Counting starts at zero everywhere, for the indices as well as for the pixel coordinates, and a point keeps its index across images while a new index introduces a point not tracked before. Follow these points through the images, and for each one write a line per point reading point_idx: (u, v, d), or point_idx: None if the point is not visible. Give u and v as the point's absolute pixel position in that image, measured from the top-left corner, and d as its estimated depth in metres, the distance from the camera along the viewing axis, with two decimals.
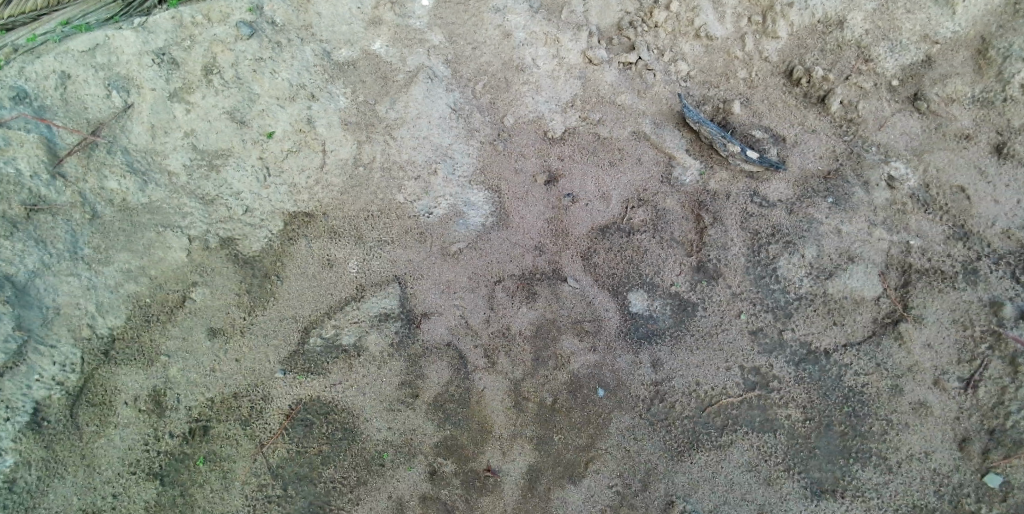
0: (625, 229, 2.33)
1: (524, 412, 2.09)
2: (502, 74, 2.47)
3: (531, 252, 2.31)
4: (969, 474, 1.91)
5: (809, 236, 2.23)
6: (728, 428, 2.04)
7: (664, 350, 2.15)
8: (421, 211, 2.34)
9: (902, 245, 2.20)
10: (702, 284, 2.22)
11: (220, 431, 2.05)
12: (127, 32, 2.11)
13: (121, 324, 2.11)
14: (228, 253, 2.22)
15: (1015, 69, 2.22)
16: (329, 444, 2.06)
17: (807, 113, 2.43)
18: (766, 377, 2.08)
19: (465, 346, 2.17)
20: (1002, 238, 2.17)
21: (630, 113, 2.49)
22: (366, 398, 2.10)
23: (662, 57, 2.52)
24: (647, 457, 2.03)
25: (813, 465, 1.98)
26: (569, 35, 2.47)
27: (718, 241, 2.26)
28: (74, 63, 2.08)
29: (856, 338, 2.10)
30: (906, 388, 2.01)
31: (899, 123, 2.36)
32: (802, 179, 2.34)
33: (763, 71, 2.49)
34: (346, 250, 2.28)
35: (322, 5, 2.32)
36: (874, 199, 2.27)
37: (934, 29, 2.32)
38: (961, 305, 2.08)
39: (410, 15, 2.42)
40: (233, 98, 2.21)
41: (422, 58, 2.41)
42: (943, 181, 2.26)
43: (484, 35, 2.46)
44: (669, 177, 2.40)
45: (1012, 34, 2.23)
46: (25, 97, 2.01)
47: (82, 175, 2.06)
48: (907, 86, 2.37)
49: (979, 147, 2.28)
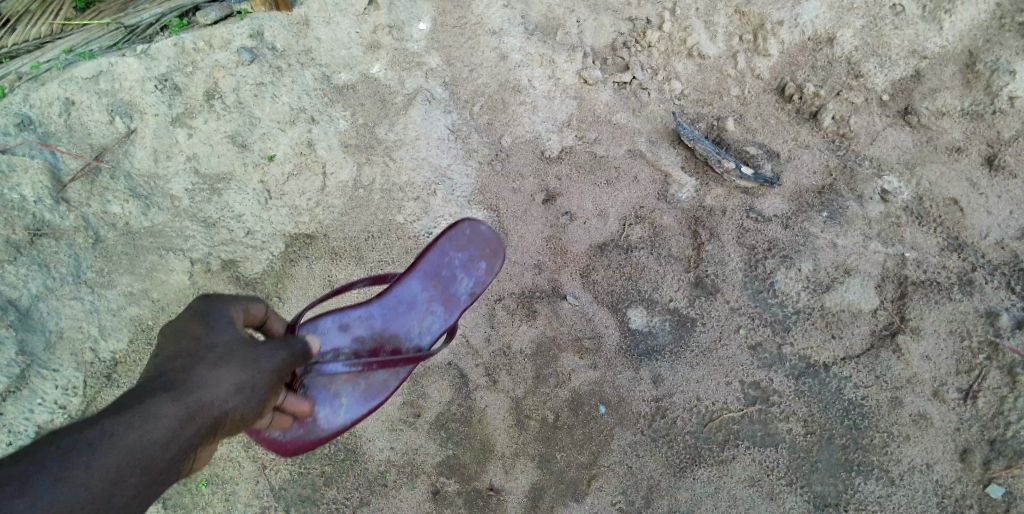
0: (623, 246, 2.35)
1: (526, 430, 2.07)
2: (499, 95, 2.53)
3: (531, 270, 2.32)
4: (971, 485, 1.90)
5: (805, 250, 2.26)
6: (730, 442, 2.02)
7: (664, 366, 2.15)
8: (421, 231, 2.34)
9: (898, 258, 2.21)
10: (701, 300, 2.23)
11: (221, 454, 2.02)
12: (130, 59, 2.19)
13: (123, 348, 2.09)
14: (230, 275, 2.21)
15: (1003, 82, 2.28)
16: (331, 465, 2.05)
17: (800, 129, 2.48)
18: (766, 392, 2.08)
19: (466, 365, 2.17)
20: (996, 248, 2.20)
21: (626, 132, 2.53)
22: (369, 419, 2.10)
23: (655, 76, 2.59)
24: (649, 473, 2.01)
25: (815, 479, 1.96)
26: (564, 56, 2.54)
27: (715, 257, 2.28)
28: (77, 89, 2.15)
29: (855, 351, 2.10)
30: (906, 400, 2.01)
31: (891, 137, 2.40)
32: (797, 193, 2.37)
33: (755, 88, 2.55)
34: (347, 271, 2.27)
35: (321, 30, 2.41)
36: (869, 212, 2.30)
37: (922, 44, 2.40)
38: (957, 316, 2.10)
39: (408, 38, 2.50)
40: (234, 123, 2.25)
41: (420, 81, 2.48)
42: (935, 194, 2.30)
43: (482, 57, 2.54)
44: (666, 194, 2.42)
45: (999, 48, 2.31)
46: (30, 124, 2.08)
47: (85, 200, 2.09)
48: (898, 101, 2.43)
49: (970, 160, 2.32)
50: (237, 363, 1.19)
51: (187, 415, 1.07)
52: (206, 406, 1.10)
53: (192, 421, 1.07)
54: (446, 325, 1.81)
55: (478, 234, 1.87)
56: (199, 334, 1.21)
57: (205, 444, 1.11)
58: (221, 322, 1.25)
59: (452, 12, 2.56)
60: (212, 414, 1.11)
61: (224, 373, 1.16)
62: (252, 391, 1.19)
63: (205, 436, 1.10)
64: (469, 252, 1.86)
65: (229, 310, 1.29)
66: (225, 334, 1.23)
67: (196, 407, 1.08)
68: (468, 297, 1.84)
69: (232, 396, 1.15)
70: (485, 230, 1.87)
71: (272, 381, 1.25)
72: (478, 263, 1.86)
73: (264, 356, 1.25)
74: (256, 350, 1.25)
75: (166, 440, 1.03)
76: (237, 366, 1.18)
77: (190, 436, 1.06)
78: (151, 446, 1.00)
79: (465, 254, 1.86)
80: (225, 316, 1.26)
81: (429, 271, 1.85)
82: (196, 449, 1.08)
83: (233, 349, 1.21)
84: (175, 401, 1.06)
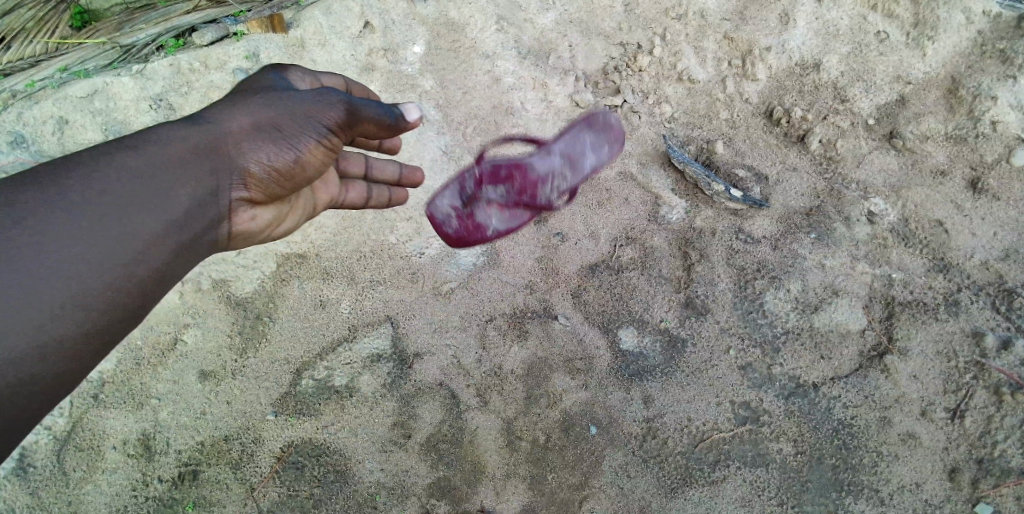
0: (614, 266, 2.37)
1: (516, 450, 2.04)
2: (491, 118, 2.55)
3: (522, 290, 2.33)
4: (961, 505, 1.89)
5: (794, 272, 2.28)
6: (721, 463, 2.00)
7: (655, 387, 2.14)
8: (413, 250, 2.40)
9: (885, 278, 2.24)
10: (692, 320, 2.24)
11: (209, 475, 2.02)
12: (126, 79, 2.23)
13: (110, 367, 2.16)
14: (221, 295, 2.25)
15: (985, 107, 2.38)
16: (320, 487, 2.00)
17: (788, 152, 2.52)
18: (757, 412, 2.07)
19: (458, 385, 2.15)
20: (981, 269, 2.23)
21: (618, 154, 2.56)
22: (359, 440, 2.07)
23: (646, 99, 2.62)
24: (641, 494, 1.98)
25: (805, 499, 1.94)
26: (556, 80, 2.59)
27: (705, 278, 2.30)
28: (71, 109, 2.20)
29: (844, 372, 2.11)
30: (894, 419, 2.02)
31: (877, 160, 2.45)
32: (785, 215, 2.40)
33: (744, 112, 2.60)
34: (338, 291, 2.31)
35: (316, 52, 2.41)
36: (856, 234, 2.33)
37: (906, 70, 2.50)
38: (943, 336, 2.12)
39: (403, 61, 2.51)
40: None
41: (414, 103, 2.49)
42: (922, 215, 2.33)
43: (475, 80, 2.56)
44: (656, 215, 2.45)
45: (980, 74, 2.42)
46: (23, 142, 2.15)
47: None
48: (883, 125, 2.49)
49: (954, 182, 2.38)
50: (260, 108, 1.49)
51: (206, 148, 1.40)
52: (223, 143, 1.43)
53: (211, 155, 1.40)
54: (564, 190, 1.86)
55: (606, 123, 1.93)
56: (247, 89, 1.57)
57: (239, 180, 1.46)
58: (264, 81, 1.61)
59: (447, 35, 2.56)
60: (230, 150, 1.43)
61: (246, 112, 1.48)
62: (274, 131, 1.49)
63: (229, 169, 1.43)
64: (599, 136, 1.91)
65: (281, 75, 1.65)
66: (261, 89, 1.57)
67: (217, 143, 1.42)
68: (591, 170, 1.88)
69: (251, 141, 1.46)
70: (613, 119, 1.94)
71: (301, 127, 1.51)
72: (603, 146, 1.90)
73: (289, 101, 1.51)
74: (288, 96, 1.53)
75: (183, 169, 1.35)
76: (259, 108, 1.49)
77: (211, 167, 1.40)
78: (164, 172, 1.32)
79: (594, 136, 1.90)
80: (271, 78, 1.63)
81: (563, 139, 1.88)
82: (222, 180, 1.42)
83: (263, 96, 1.53)
84: (192, 137, 1.39)
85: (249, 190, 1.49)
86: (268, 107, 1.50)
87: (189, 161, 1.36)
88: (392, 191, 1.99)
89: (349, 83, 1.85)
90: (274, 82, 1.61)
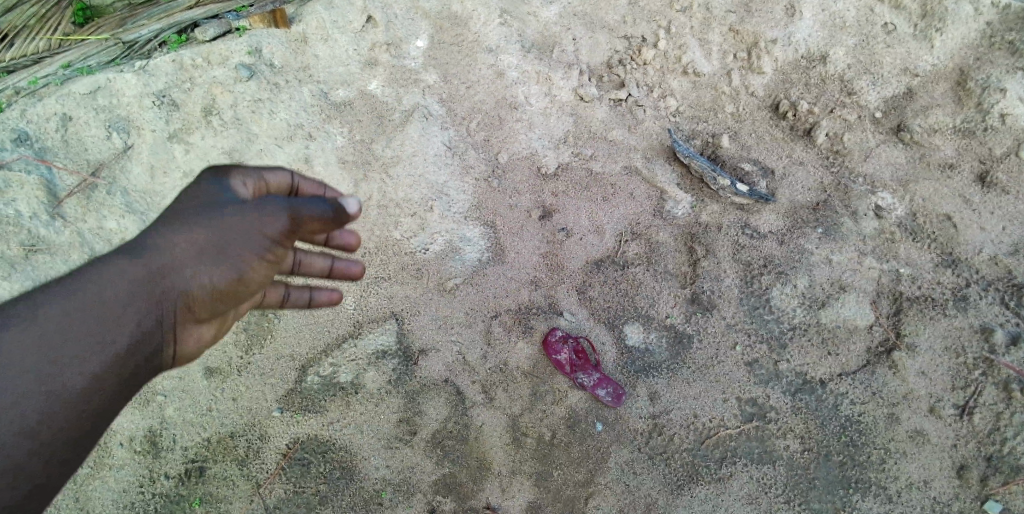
0: (619, 262, 2.36)
1: (523, 447, 2.04)
2: (495, 112, 2.53)
3: (527, 285, 2.32)
4: (969, 502, 1.89)
5: (801, 267, 2.27)
6: (727, 460, 2.00)
7: (661, 383, 2.13)
8: (417, 246, 2.36)
9: (892, 274, 2.23)
10: (698, 315, 2.23)
11: (216, 472, 2.02)
12: (128, 75, 2.23)
13: None
14: None
15: (994, 100, 2.36)
16: (326, 483, 2.00)
17: (795, 145, 2.50)
18: (763, 408, 2.07)
19: (463, 382, 2.14)
20: (990, 264, 2.22)
21: (623, 148, 2.54)
22: (364, 437, 2.06)
23: (651, 94, 2.60)
24: (647, 491, 1.97)
25: (812, 496, 1.94)
26: (560, 74, 2.57)
27: (711, 273, 2.29)
28: (75, 105, 2.19)
29: (851, 368, 2.10)
30: (902, 416, 2.01)
31: (884, 154, 2.43)
32: (792, 210, 2.38)
33: (750, 105, 2.58)
34: (343, 288, 2.30)
35: (319, 48, 2.42)
36: (863, 228, 2.32)
37: (914, 62, 2.48)
38: (952, 332, 2.10)
39: (406, 55, 2.51)
40: (231, 139, 2.26)
41: (417, 97, 2.48)
42: (930, 209, 2.32)
43: (478, 74, 2.54)
44: (661, 211, 2.44)
45: (988, 67, 2.40)
46: (26, 140, 2.13)
47: (82, 216, 2.13)
48: (890, 118, 2.47)
49: (963, 176, 2.36)
50: (200, 230, 1.33)
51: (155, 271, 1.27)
52: (166, 267, 1.29)
53: (156, 280, 1.27)
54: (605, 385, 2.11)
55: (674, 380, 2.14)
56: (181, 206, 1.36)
57: (181, 306, 1.31)
58: (198, 194, 1.39)
59: (450, 29, 2.56)
60: (170, 276, 1.29)
61: (184, 235, 1.31)
62: (216, 254, 1.33)
63: (174, 295, 1.30)
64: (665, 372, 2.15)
65: (217, 184, 1.41)
66: (199, 204, 1.37)
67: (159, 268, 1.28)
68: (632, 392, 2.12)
69: (194, 262, 1.31)
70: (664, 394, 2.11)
71: (243, 245, 1.36)
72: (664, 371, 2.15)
73: (228, 219, 1.35)
74: (224, 214, 1.35)
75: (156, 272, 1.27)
76: (198, 230, 1.32)
77: (156, 294, 1.27)
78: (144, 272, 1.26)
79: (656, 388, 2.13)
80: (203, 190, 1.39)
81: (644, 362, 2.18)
82: (165, 308, 1.29)
83: (206, 213, 1.35)
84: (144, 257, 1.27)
85: (192, 313, 1.35)
86: (205, 228, 1.33)
87: (136, 284, 1.25)
88: (313, 293, 1.76)
89: (294, 178, 1.56)
90: (213, 194, 1.39)
